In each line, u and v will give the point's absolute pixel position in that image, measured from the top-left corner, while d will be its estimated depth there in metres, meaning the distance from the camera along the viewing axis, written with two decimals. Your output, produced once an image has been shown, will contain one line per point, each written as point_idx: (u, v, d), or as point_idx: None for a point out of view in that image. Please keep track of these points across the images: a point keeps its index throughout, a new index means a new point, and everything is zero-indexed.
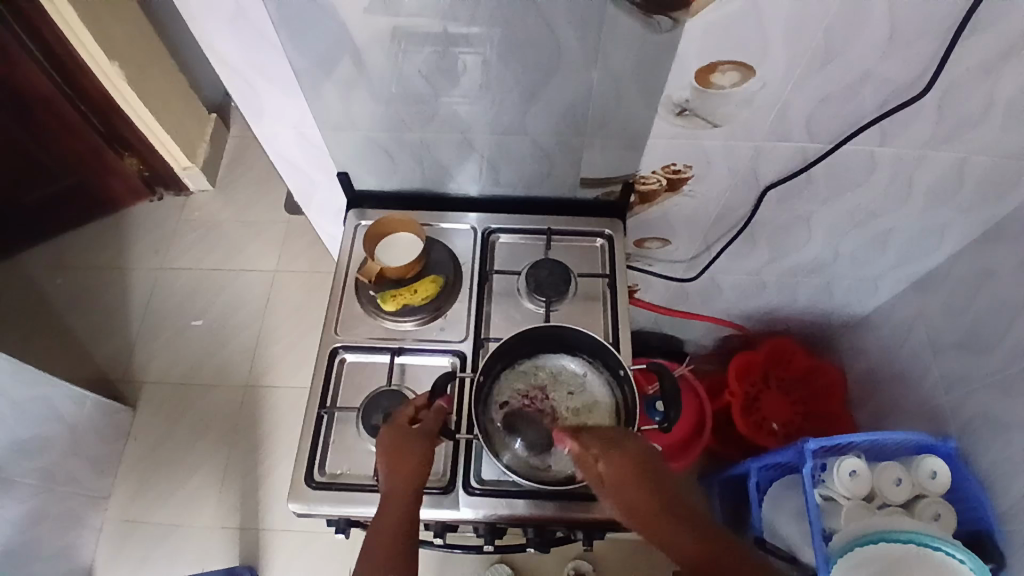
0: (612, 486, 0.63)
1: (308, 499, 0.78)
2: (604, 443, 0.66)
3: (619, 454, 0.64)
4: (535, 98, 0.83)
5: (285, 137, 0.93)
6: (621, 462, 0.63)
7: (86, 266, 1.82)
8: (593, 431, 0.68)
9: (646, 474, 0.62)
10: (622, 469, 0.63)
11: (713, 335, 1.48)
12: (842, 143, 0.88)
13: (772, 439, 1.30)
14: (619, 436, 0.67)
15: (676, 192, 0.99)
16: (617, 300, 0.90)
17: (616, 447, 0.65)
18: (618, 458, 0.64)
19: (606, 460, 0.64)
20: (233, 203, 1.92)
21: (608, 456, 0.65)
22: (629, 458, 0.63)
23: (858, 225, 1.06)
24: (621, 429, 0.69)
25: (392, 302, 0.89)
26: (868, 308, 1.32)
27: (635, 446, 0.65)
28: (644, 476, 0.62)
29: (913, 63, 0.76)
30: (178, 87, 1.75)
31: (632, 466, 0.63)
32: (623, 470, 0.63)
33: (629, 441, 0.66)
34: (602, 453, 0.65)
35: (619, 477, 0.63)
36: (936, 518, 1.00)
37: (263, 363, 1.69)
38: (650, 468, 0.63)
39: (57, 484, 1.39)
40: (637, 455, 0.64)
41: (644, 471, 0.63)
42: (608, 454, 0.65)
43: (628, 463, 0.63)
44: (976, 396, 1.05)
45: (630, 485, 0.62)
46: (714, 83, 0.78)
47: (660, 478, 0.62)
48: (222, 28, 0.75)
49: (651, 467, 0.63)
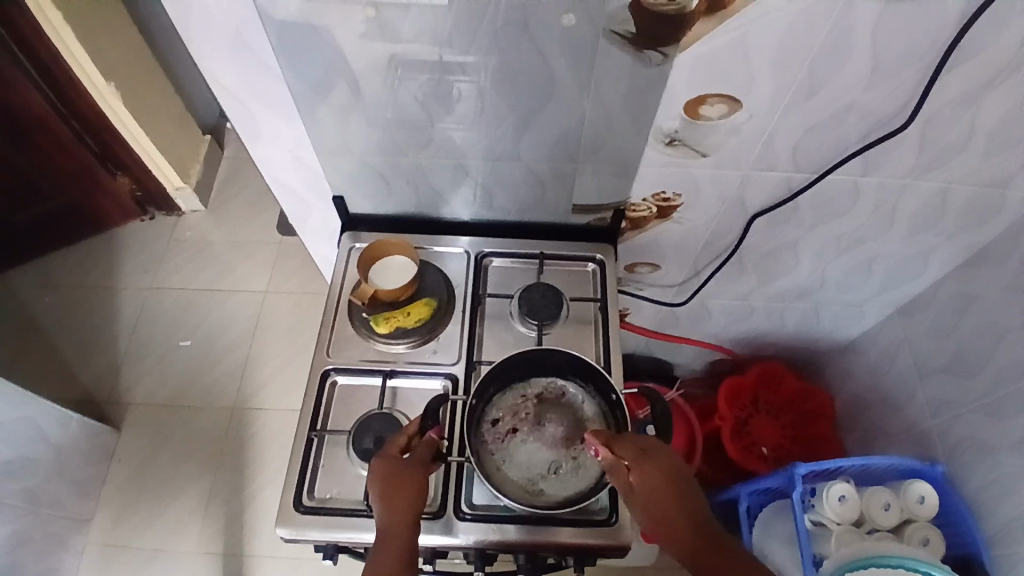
0: (642, 496, 0.66)
1: (297, 524, 0.77)
2: (637, 455, 0.68)
3: (651, 466, 0.67)
4: (529, 126, 0.84)
5: (281, 161, 0.94)
6: (653, 475, 0.66)
7: (75, 285, 1.81)
8: (626, 440, 0.70)
9: (677, 490, 0.65)
10: (653, 482, 0.66)
11: (703, 359, 1.49)
12: (827, 172, 0.90)
13: (762, 464, 1.31)
14: (650, 448, 0.69)
15: (666, 218, 1.00)
16: (608, 324, 0.91)
17: (649, 459, 0.67)
18: (650, 472, 0.66)
19: (639, 472, 0.67)
20: (225, 224, 1.92)
21: (641, 468, 0.67)
22: (661, 474, 0.66)
23: (844, 252, 1.08)
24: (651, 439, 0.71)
25: (385, 324, 0.90)
26: (854, 333, 1.34)
27: (667, 461, 0.67)
28: (676, 492, 0.65)
29: (892, 97, 0.79)
30: (172, 108, 1.76)
31: (663, 480, 0.66)
32: (654, 484, 0.65)
33: (660, 452, 0.68)
34: (635, 464, 0.67)
35: (651, 491, 0.65)
36: (925, 543, 1.01)
37: (252, 385, 1.67)
38: (681, 483, 0.66)
39: (39, 507, 1.36)
40: (670, 469, 0.67)
41: (675, 486, 0.65)
42: (641, 465, 0.67)
43: (659, 478, 0.66)
44: (962, 420, 1.07)
45: (661, 501, 0.65)
46: (702, 114, 0.81)
47: (690, 494, 0.65)
48: (222, 53, 0.76)
49: (682, 483, 0.66)
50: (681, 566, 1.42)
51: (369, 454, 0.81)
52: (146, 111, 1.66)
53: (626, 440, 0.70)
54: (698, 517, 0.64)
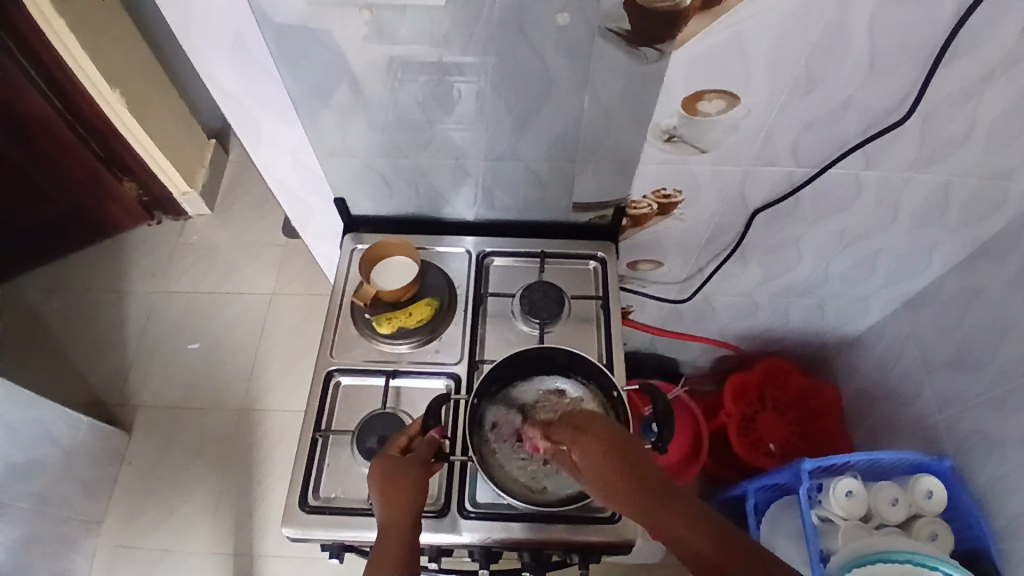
0: (588, 475, 0.60)
1: (302, 522, 0.78)
2: (576, 433, 0.62)
3: (590, 440, 0.60)
4: (527, 125, 0.85)
5: (283, 164, 0.95)
6: (596, 446, 0.59)
7: (83, 289, 1.83)
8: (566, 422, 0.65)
9: (622, 455, 0.58)
10: (594, 459, 0.59)
11: (708, 356, 1.48)
12: (828, 166, 0.90)
13: (768, 460, 1.30)
14: (589, 421, 0.62)
15: (667, 216, 1.00)
16: (610, 321, 0.91)
17: (588, 435, 0.60)
18: (591, 445, 0.59)
19: (580, 449, 0.60)
20: (231, 227, 1.94)
21: (582, 444, 0.60)
22: (601, 443, 0.59)
23: (847, 246, 1.08)
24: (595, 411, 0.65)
25: (387, 324, 0.90)
26: (861, 328, 1.33)
27: (608, 431, 0.60)
28: (620, 458, 0.58)
29: (891, 90, 0.78)
30: (177, 113, 1.78)
31: (605, 448, 0.59)
32: (597, 458, 0.58)
33: (601, 424, 0.62)
34: (575, 443, 0.61)
35: (594, 465, 0.59)
36: (933, 538, 1.00)
37: (259, 386, 1.68)
38: (628, 447, 0.59)
39: (51, 508, 1.38)
40: (612, 436, 0.59)
41: (620, 453, 0.58)
42: (582, 442, 0.60)
43: (601, 447, 0.59)
44: (969, 414, 1.06)
45: (609, 474, 0.58)
46: (701, 110, 0.81)
47: (640, 457, 0.58)
48: (221, 58, 0.77)
49: (628, 446, 0.59)
50: (688, 563, 1.41)
51: (373, 453, 0.81)
52: (152, 116, 1.68)
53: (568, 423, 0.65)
54: (651, 477, 0.57)
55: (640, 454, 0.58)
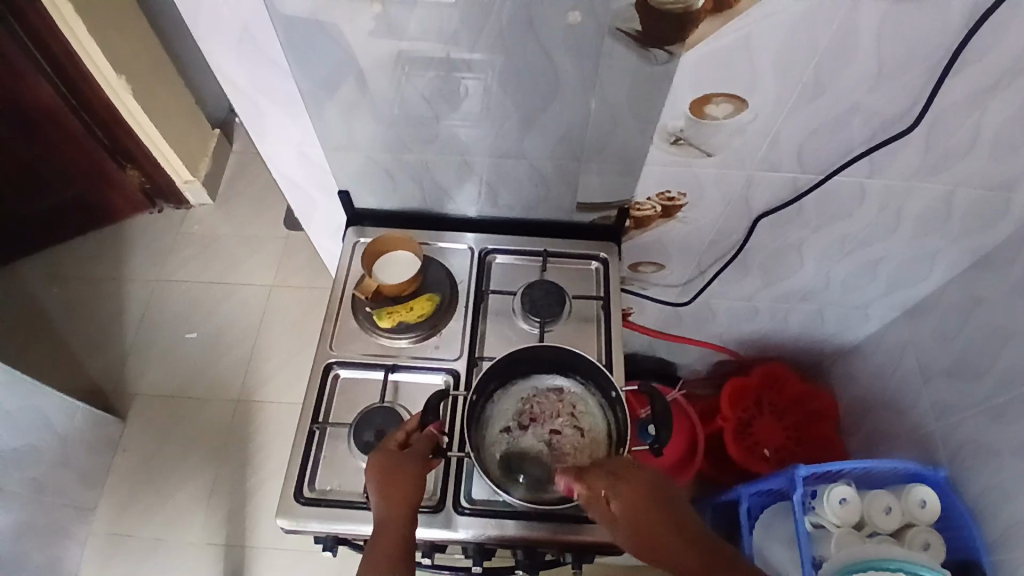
0: (626, 523, 0.63)
1: (297, 514, 0.78)
2: (612, 479, 0.66)
3: (627, 487, 0.64)
4: (534, 124, 0.85)
5: (288, 155, 0.95)
6: (630, 497, 0.63)
7: (83, 276, 1.83)
8: (597, 467, 0.68)
9: (658, 502, 0.63)
10: (631, 505, 0.63)
11: (706, 360, 1.49)
12: (832, 173, 0.90)
13: (763, 465, 1.30)
14: (621, 468, 0.66)
15: (670, 218, 1.00)
16: (611, 322, 0.91)
17: (625, 480, 0.65)
18: (628, 492, 0.64)
19: (617, 498, 0.64)
20: (233, 218, 1.94)
21: (618, 492, 0.64)
22: (637, 490, 0.64)
23: (848, 254, 1.08)
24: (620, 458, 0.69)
25: (388, 319, 0.90)
26: (859, 336, 1.33)
27: (641, 477, 0.65)
28: (656, 506, 0.63)
29: (898, 99, 0.78)
30: (182, 101, 1.78)
31: (642, 495, 0.64)
32: (635, 505, 0.63)
33: (633, 470, 0.66)
34: (611, 489, 0.65)
35: (633, 514, 0.63)
36: (926, 547, 1.00)
37: (256, 378, 1.68)
38: (660, 495, 0.64)
39: (46, 495, 1.38)
40: (646, 484, 0.65)
41: (654, 501, 0.63)
42: (617, 489, 0.64)
43: (638, 496, 0.64)
44: (966, 424, 1.06)
45: (646, 521, 0.62)
46: (708, 114, 0.81)
47: (671, 506, 0.63)
48: (229, 47, 0.77)
49: (660, 493, 0.64)
50: None
51: (370, 447, 0.81)
52: (157, 105, 1.68)
53: (596, 467, 0.68)
54: (682, 523, 0.62)
55: (672, 502, 0.64)
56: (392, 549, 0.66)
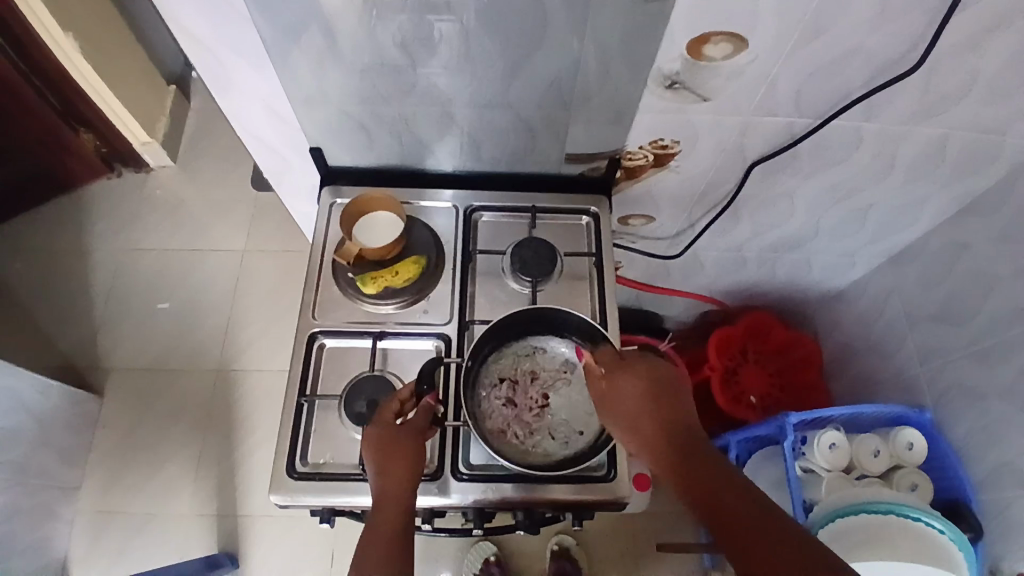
0: (616, 403, 0.66)
1: (292, 489, 0.76)
2: (617, 362, 0.69)
3: (627, 371, 0.67)
4: (520, 70, 0.79)
5: (256, 114, 0.88)
6: (626, 380, 0.66)
7: (42, 248, 1.73)
8: (613, 350, 0.71)
9: (653, 394, 0.64)
10: (626, 387, 0.66)
11: (692, 311, 1.48)
12: (830, 118, 0.86)
13: (751, 412, 1.32)
14: (633, 357, 0.68)
15: (662, 168, 0.96)
16: (604, 278, 0.88)
17: (628, 366, 0.67)
18: (628, 378, 0.66)
19: (613, 375, 0.67)
20: (197, 180, 1.84)
21: (616, 372, 0.68)
22: (635, 378, 0.66)
23: (841, 201, 1.06)
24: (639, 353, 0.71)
25: (372, 285, 0.86)
26: (846, 282, 1.33)
27: (645, 366, 0.67)
28: (656, 402, 0.63)
29: (903, 38, 0.74)
30: (134, 57, 1.64)
31: (638, 383, 0.65)
32: (629, 388, 0.65)
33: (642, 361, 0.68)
34: (613, 369, 0.68)
35: (624, 393, 0.66)
36: (914, 488, 1.03)
37: (236, 346, 1.63)
38: (664, 393, 0.64)
39: (28, 476, 1.34)
40: (647, 376, 0.66)
41: (655, 395, 0.64)
42: (619, 371, 0.67)
43: (638, 384, 0.65)
44: (952, 366, 1.07)
45: (638, 413, 0.64)
46: (705, 55, 0.76)
47: (671, 407, 0.63)
48: (186, 1, 0.69)
49: (662, 390, 0.65)
50: (671, 512, 1.45)
51: (362, 417, 0.79)
52: (110, 63, 1.55)
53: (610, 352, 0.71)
54: (672, 419, 0.63)
55: (668, 399, 0.64)
56: (389, 530, 0.65)
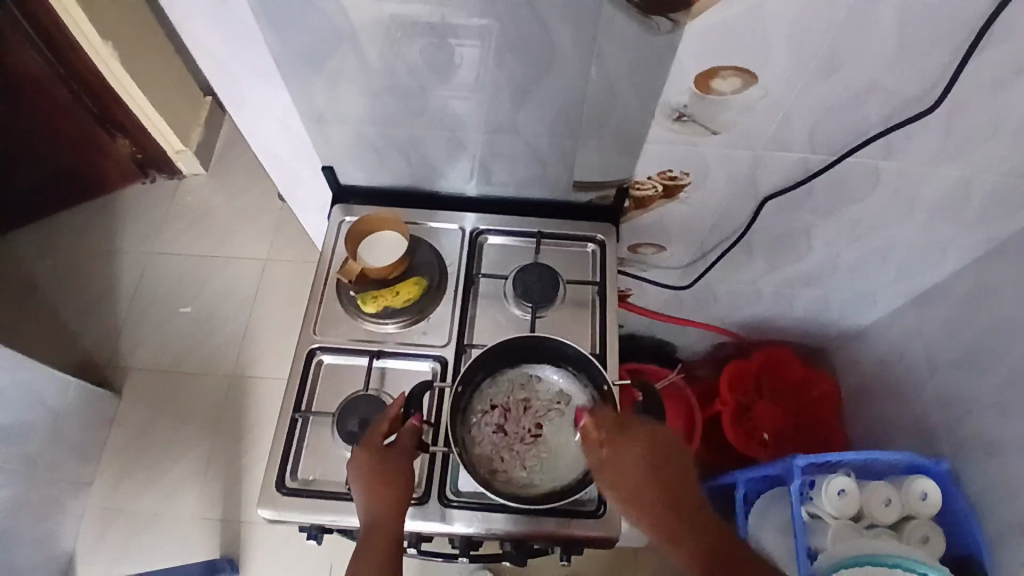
0: (622, 473, 0.64)
1: (279, 505, 0.76)
2: (616, 428, 0.67)
3: (631, 439, 0.66)
4: (527, 97, 0.79)
5: (268, 129, 0.90)
6: (630, 451, 0.65)
7: (74, 248, 1.79)
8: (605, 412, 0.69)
9: (661, 465, 0.64)
10: (634, 456, 0.65)
11: (706, 342, 1.45)
12: (846, 155, 0.84)
13: (762, 450, 1.27)
14: (630, 422, 0.68)
15: (672, 199, 0.95)
16: (606, 308, 0.87)
17: (630, 433, 0.66)
18: (632, 448, 0.65)
19: (617, 444, 0.66)
20: (225, 189, 1.89)
21: (619, 440, 0.66)
22: (642, 448, 0.65)
23: (859, 238, 1.03)
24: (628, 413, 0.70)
25: (373, 304, 0.86)
26: (866, 321, 1.29)
27: (648, 433, 0.67)
28: (664, 476, 0.64)
29: (920, 77, 0.72)
30: (170, 66, 1.70)
31: (644, 454, 0.65)
32: (636, 459, 0.65)
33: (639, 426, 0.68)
34: (614, 436, 0.66)
35: (632, 464, 0.64)
36: (924, 541, 0.98)
37: (251, 353, 1.66)
38: (668, 460, 0.65)
39: (40, 470, 1.37)
40: (652, 445, 0.66)
41: (662, 464, 0.65)
42: (621, 439, 0.66)
43: (643, 454, 0.65)
44: (973, 415, 1.02)
45: (648, 483, 0.63)
46: (714, 88, 0.75)
47: (678, 478, 0.64)
48: (199, 15, 0.72)
49: (667, 461, 0.65)
50: None
51: (353, 436, 0.79)
52: (146, 72, 1.61)
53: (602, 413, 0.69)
54: (681, 492, 0.64)
55: (674, 469, 0.65)
56: (384, 560, 0.64)
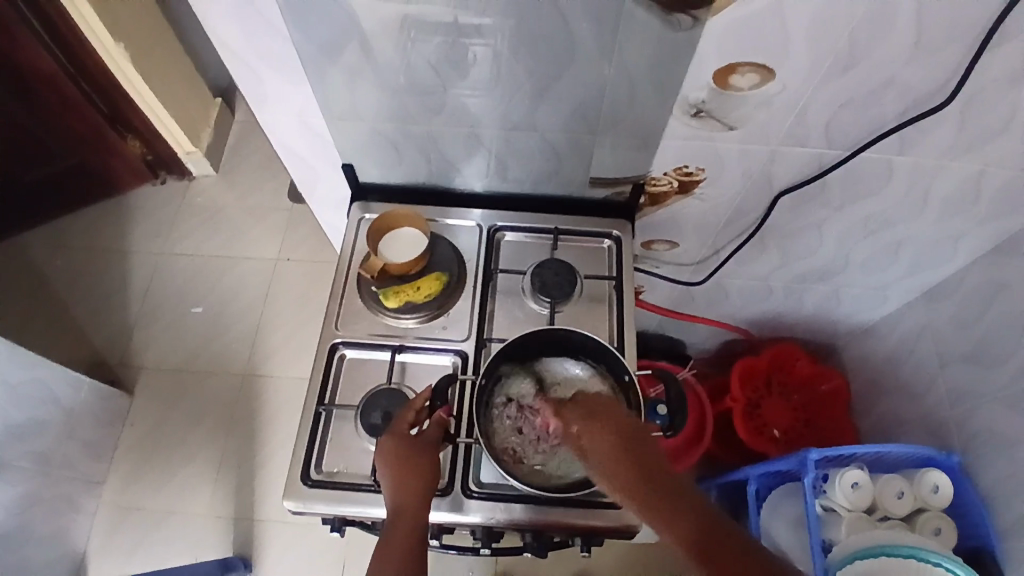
0: (595, 464, 0.62)
1: (303, 496, 0.77)
2: (585, 420, 0.65)
3: (598, 428, 0.63)
4: (547, 93, 0.80)
5: (289, 127, 0.91)
6: (599, 439, 0.62)
7: (85, 248, 1.80)
8: (577, 406, 0.67)
9: (627, 445, 0.61)
10: (602, 444, 0.62)
11: (717, 339, 1.46)
12: (860, 150, 0.85)
13: (773, 446, 1.28)
14: (602, 410, 0.65)
15: (687, 195, 0.97)
16: (623, 303, 0.88)
17: (597, 423, 0.64)
18: (602, 434, 0.63)
19: (587, 436, 0.64)
20: (235, 190, 1.90)
21: (589, 431, 0.64)
22: (607, 434, 0.62)
23: (871, 233, 1.04)
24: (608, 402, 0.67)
25: (394, 299, 0.88)
26: (876, 317, 1.30)
27: (616, 418, 0.64)
28: (630, 453, 0.60)
29: (935, 72, 0.74)
30: (182, 68, 1.72)
31: (612, 439, 0.62)
32: (602, 446, 0.62)
33: (610, 414, 0.65)
34: (584, 429, 0.64)
35: (600, 451, 0.62)
36: (937, 533, 0.99)
37: (262, 352, 1.67)
38: (637, 441, 0.62)
39: (53, 468, 1.38)
40: (618, 429, 0.62)
41: (628, 445, 0.61)
42: (590, 430, 0.64)
43: (612, 438, 0.62)
44: (984, 408, 1.03)
45: (617, 468, 0.60)
46: (732, 84, 0.76)
47: (647, 453, 0.61)
48: (226, 13, 0.73)
49: (635, 441, 0.61)
50: None
51: (376, 429, 0.80)
52: (158, 72, 1.63)
53: (576, 408, 0.67)
54: (652, 467, 0.59)
55: (643, 447, 0.61)
56: (405, 553, 0.64)
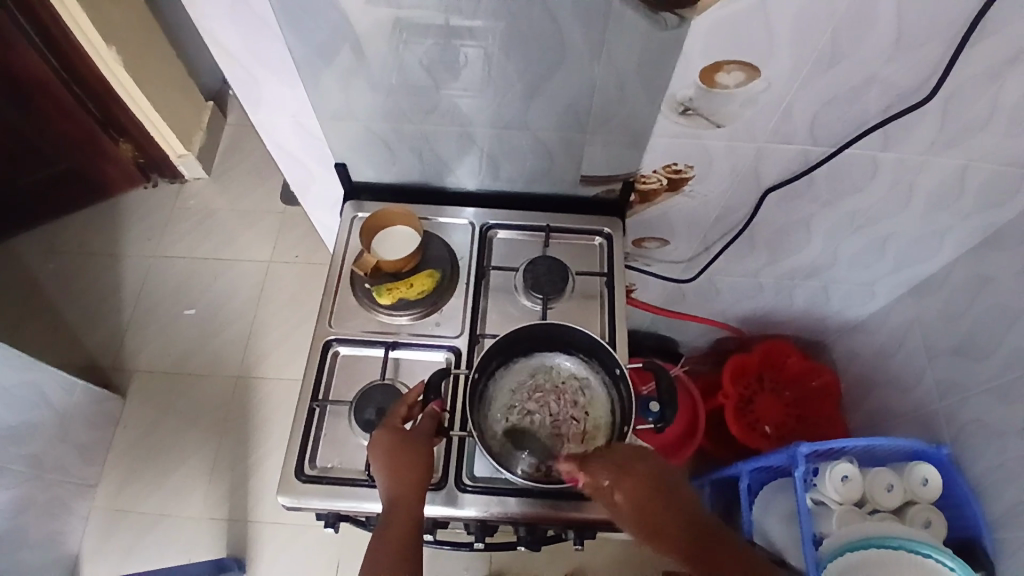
0: (632, 516, 0.65)
1: (298, 492, 0.77)
2: (615, 471, 0.67)
3: (629, 481, 0.66)
4: (538, 92, 0.82)
5: (283, 127, 0.92)
6: (633, 491, 0.66)
7: (78, 252, 1.80)
8: (599, 458, 0.69)
9: (659, 494, 0.65)
10: (638, 496, 0.65)
11: (708, 337, 1.48)
12: (844, 147, 0.87)
13: (764, 442, 1.29)
14: (628, 458, 0.68)
15: (677, 192, 0.98)
16: (615, 298, 0.90)
17: (629, 475, 0.66)
18: (635, 487, 0.66)
19: (620, 490, 0.66)
20: (228, 193, 1.91)
21: (620, 485, 0.66)
22: (641, 486, 0.66)
23: (857, 230, 1.06)
24: (624, 445, 0.70)
25: (388, 295, 0.88)
26: (864, 313, 1.32)
27: (643, 464, 0.67)
28: (664, 497, 0.65)
29: (916, 69, 0.75)
30: (174, 71, 1.72)
31: (646, 491, 0.65)
32: (638, 497, 0.65)
33: (635, 460, 0.68)
34: (615, 482, 0.67)
35: (635, 503, 0.65)
36: (927, 525, 1.00)
37: (256, 354, 1.67)
38: (666, 483, 0.66)
39: (45, 472, 1.38)
40: (648, 478, 0.66)
41: (660, 491, 0.65)
42: (623, 483, 0.66)
43: (645, 489, 0.65)
44: (972, 401, 1.05)
45: (655, 519, 0.64)
46: (719, 82, 0.78)
47: (675, 494, 0.66)
48: (221, 15, 0.74)
49: (664, 484, 0.66)
50: None
51: (370, 424, 0.80)
52: (149, 75, 1.63)
53: (600, 457, 0.69)
54: (684, 511, 0.65)
55: (673, 491, 0.66)
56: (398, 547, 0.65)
